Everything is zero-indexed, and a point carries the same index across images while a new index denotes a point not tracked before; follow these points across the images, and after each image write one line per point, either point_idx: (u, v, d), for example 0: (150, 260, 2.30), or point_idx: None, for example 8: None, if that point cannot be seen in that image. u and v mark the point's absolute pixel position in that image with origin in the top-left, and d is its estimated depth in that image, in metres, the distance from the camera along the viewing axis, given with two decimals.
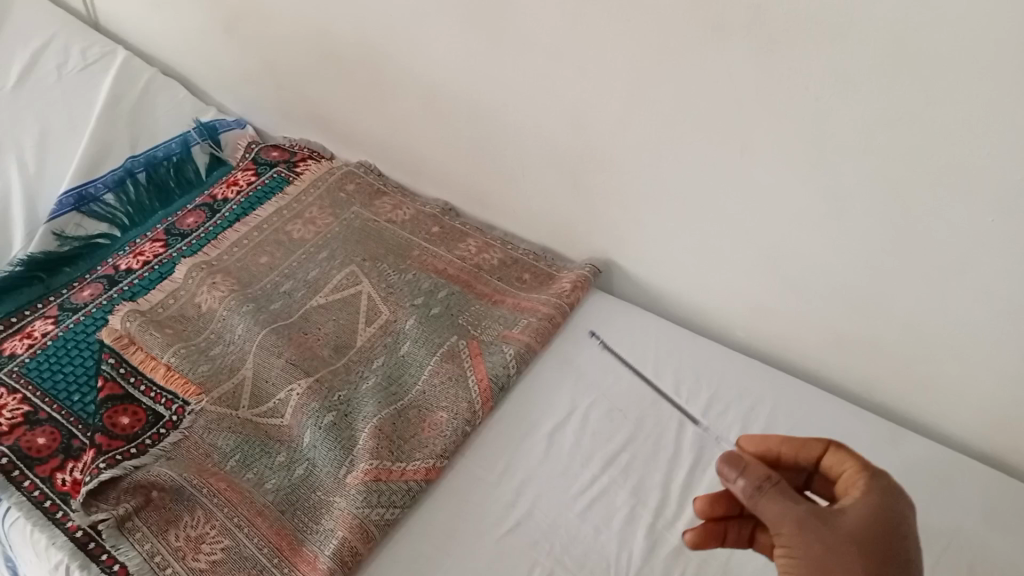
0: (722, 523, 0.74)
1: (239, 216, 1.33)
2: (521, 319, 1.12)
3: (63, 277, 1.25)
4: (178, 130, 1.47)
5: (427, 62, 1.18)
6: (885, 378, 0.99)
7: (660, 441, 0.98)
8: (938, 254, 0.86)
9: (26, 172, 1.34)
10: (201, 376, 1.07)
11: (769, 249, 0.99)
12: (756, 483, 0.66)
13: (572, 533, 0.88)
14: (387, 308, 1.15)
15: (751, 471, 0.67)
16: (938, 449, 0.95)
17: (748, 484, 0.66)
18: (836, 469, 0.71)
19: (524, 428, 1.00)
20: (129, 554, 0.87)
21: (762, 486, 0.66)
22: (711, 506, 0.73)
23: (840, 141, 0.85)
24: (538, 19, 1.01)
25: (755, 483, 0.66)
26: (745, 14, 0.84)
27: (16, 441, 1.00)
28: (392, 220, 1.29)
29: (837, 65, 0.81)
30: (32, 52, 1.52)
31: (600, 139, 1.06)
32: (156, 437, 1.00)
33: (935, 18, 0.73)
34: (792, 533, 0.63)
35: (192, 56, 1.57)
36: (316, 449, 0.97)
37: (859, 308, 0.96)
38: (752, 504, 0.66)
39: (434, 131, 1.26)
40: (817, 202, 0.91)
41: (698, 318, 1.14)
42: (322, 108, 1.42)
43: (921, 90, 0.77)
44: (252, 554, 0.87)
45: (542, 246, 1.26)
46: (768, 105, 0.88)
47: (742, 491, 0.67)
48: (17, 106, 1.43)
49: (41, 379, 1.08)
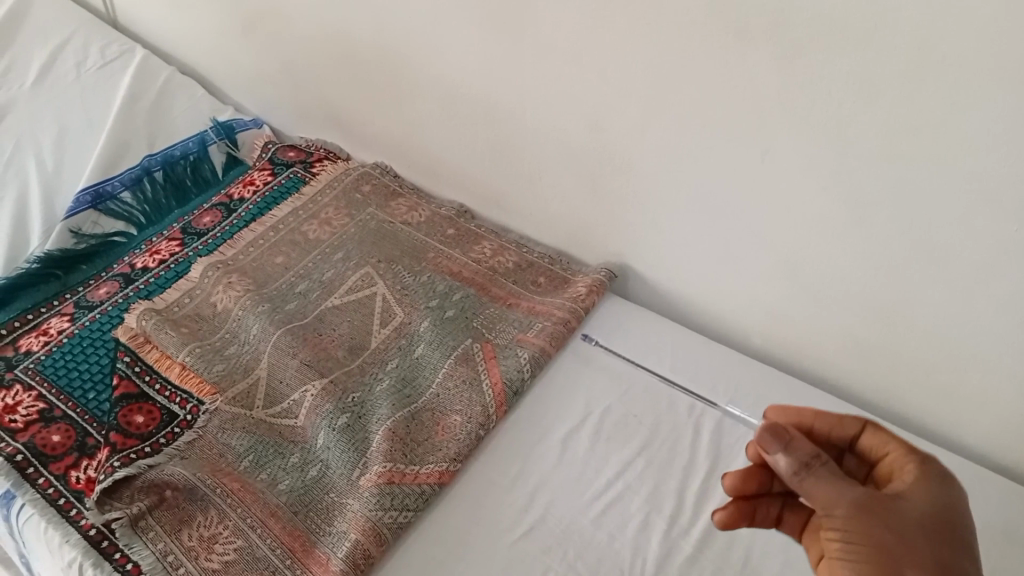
0: (751, 503, 0.73)
1: (255, 216, 1.33)
2: (535, 323, 1.11)
3: (79, 275, 1.25)
4: (196, 129, 1.47)
5: (446, 63, 1.18)
6: (904, 388, 0.99)
7: (675, 448, 0.97)
8: (960, 263, 0.85)
9: (44, 169, 1.34)
10: (216, 376, 1.07)
11: (788, 255, 0.99)
12: (804, 457, 0.64)
13: (586, 540, 0.88)
14: (402, 309, 1.14)
15: (798, 447, 0.64)
16: (958, 460, 0.94)
17: (792, 458, 0.63)
18: (876, 450, 0.70)
19: (537, 433, 1.00)
20: (142, 553, 0.87)
21: (809, 463, 0.63)
22: (744, 483, 0.72)
23: (862, 148, 0.85)
24: (556, 23, 1.00)
25: (803, 456, 0.63)
26: (767, 19, 0.83)
27: (31, 438, 1.00)
28: (407, 222, 1.29)
29: (859, 70, 0.80)
30: (51, 51, 1.53)
31: (618, 143, 1.05)
32: (171, 436, 1.00)
33: (961, 24, 0.72)
34: (847, 518, 0.61)
35: (209, 55, 1.58)
36: (330, 451, 0.97)
37: (879, 316, 0.95)
38: (797, 481, 0.63)
39: (452, 132, 1.26)
40: (838, 209, 0.90)
41: (715, 324, 1.14)
42: (339, 108, 1.42)
43: (946, 97, 0.77)
44: (264, 555, 0.87)
45: (558, 249, 1.26)
46: (789, 110, 0.87)
47: (785, 465, 0.64)
48: (36, 104, 1.44)
49: (57, 376, 1.08)
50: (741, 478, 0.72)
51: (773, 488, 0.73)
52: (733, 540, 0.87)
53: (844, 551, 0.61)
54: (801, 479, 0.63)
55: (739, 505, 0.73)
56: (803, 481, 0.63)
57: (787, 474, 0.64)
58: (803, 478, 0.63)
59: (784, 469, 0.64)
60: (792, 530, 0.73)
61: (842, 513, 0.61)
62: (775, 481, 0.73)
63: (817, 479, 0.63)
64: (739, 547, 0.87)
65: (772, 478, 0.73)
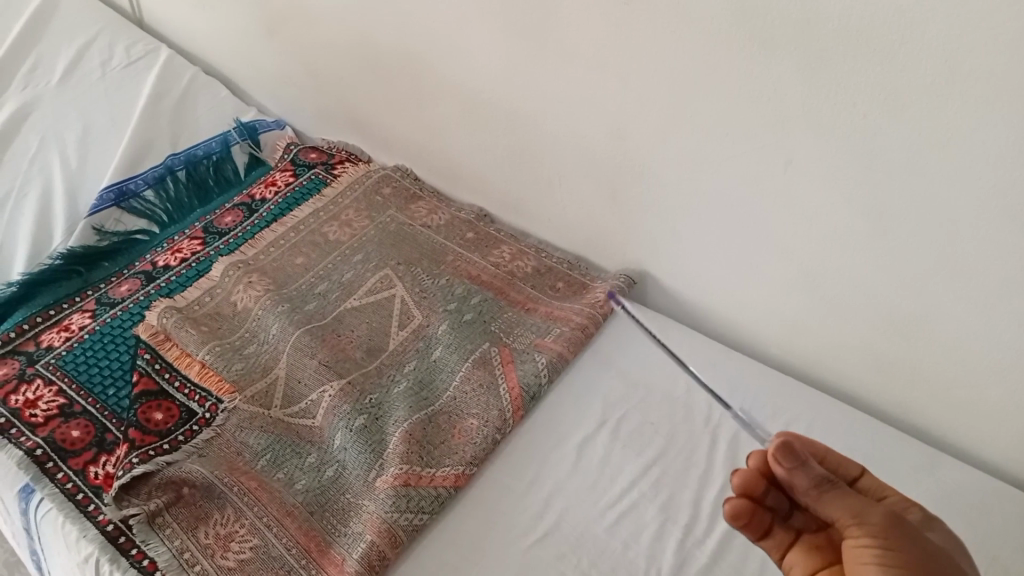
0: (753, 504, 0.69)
1: (276, 216, 1.33)
2: (553, 328, 1.12)
3: (101, 272, 1.26)
4: (219, 130, 1.48)
5: (470, 69, 1.18)
6: (923, 402, 0.98)
7: (691, 457, 0.97)
8: (985, 278, 0.84)
9: (69, 166, 1.36)
10: (235, 374, 1.07)
11: (809, 266, 0.98)
12: (823, 473, 0.65)
13: (600, 547, 0.87)
14: (421, 312, 1.15)
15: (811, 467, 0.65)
16: (980, 476, 0.93)
17: (811, 473, 0.64)
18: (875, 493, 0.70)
19: (553, 439, 1.00)
20: (159, 549, 0.88)
21: (827, 481, 0.65)
22: (750, 483, 0.70)
23: (886, 160, 0.84)
24: (579, 30, 1.00)
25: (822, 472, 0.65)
26: (792, 29, 0.83)
27: (51, 433, 1.01)
28: (427, 224, 1.29)
29: (884, 82, 0.80)
30: (77, 49, 1.55)
31: (640, 150, 1.05)
32: (189, 433, 1.01)
33: (990, 37, 0.72)
34: (881, 528, 0.61)
35: (233, 57, 1.59)
36: (347, 452, 0.97)
37: (900, 330, 0.94)
38: (816, 496, 0.64)
39: (473, 137, 1.26)
40: (861, 221, 0.90)
41: (736, 332, 1.13)
42: (361, 111, 1.43)
43: (972, 110, 0.76)
44: (280, 555, 0.88)
45: (578, 254, 1.26)
46: (813, 120, 0.87)
47: (801, 484, 0.64)
48: (62, 103, 1.46)
49: (77, 371, 1.09)
50: (750, 477, 0.70)
51: (767, 499, 0.70)
52: (750, 549, 0.87)
53: (883, 556, 0.60)
54: (822, 493, 0.64)
55: (744, 503, 0.69)
56: (823, 493, 0.64)
57: (807, 486, 0.64)
58: (823, 492, 0.64)
59: (801, 484, 0.64)
60: (773, 547, 0.70)
61: (878, 520, 0.62)
62: (771, 492, 0.70)
63: (836, 494, 0.64)
64: (755, 555, 0.86)
65: (769, 489, 0.70)
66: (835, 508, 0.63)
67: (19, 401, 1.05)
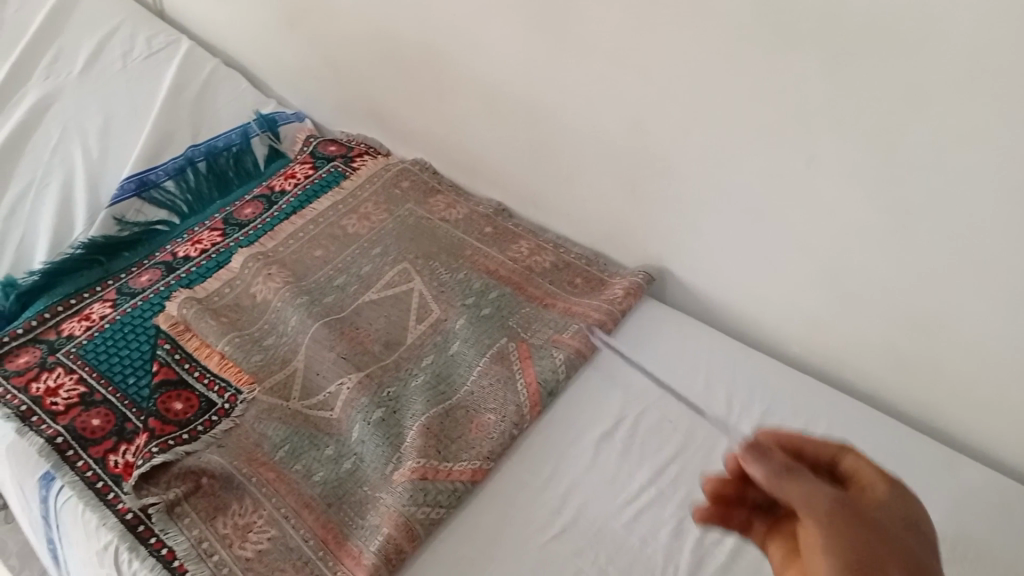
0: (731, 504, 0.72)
1: (296, 208, 1.33)
2: (572, 323, 1.12)
3: (122, 262, 1.27)
4: (239, 122, 1.48)
5: (489, 62, 1.17)
6: (944, 403, 0.97)
7: (710, 456, 0.96)
8: (1009, 279, 0.83)
9: (89, 156, 1.37)
10: (254, 366, 1.08)
11: (831, 265, 0.97)
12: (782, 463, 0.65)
13: (617, 544, 0.87)
14: (439, 306, 1.15)
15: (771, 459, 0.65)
16: (1001, 479, 0.92)
17: (768, 465, 0.65)
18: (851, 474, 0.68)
19: (570, 435, 1.00)
20: (177, 539, 0.88)
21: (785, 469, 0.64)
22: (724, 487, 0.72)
23: (911, 158, 0.83)
24: (600, 24, 1.00)
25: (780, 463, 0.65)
26: (817, 26, 0.82)
27: (71, 421, 1.01)
28: (446, 219, 1.29)
29: (911, 78, 0.79)
30: (99, 40, 1.56)
31: (662, 145, 1.04)
32: (208, 424, 1.01)
33: (1017, 33, 0.71)
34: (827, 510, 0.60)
35: (253, 48, 1.59)
36: (365, 444, 0.97)
37: (922, 330, 0.94)
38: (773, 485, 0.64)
39: (492, 131, 1.26)
40: (885, 219, 0.89)
41: (756, 330, 1.13)
42: (380, 104, 1.43)
43: (998, 108, 0.75)
44: (298, 546, 0.88)
45: (596, 250, 1.25)
46: (839, 116, 0.86)
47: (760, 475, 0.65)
48: (84, 93, 1.46)
49: (98, 361, 1.10)
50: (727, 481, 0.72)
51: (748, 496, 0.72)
52: None
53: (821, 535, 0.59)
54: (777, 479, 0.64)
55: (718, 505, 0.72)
56: (779, 479, 0.64)
57: (766, 475, 0.64)
58: (780, 479, 0.64)
59: (761, 475, 0.65)
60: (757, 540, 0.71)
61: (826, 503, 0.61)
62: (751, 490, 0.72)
63: (794, 480, 0.63)
64: None
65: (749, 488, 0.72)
66: (791, 489, 0.63)
67: (39, 389, 1.05)
